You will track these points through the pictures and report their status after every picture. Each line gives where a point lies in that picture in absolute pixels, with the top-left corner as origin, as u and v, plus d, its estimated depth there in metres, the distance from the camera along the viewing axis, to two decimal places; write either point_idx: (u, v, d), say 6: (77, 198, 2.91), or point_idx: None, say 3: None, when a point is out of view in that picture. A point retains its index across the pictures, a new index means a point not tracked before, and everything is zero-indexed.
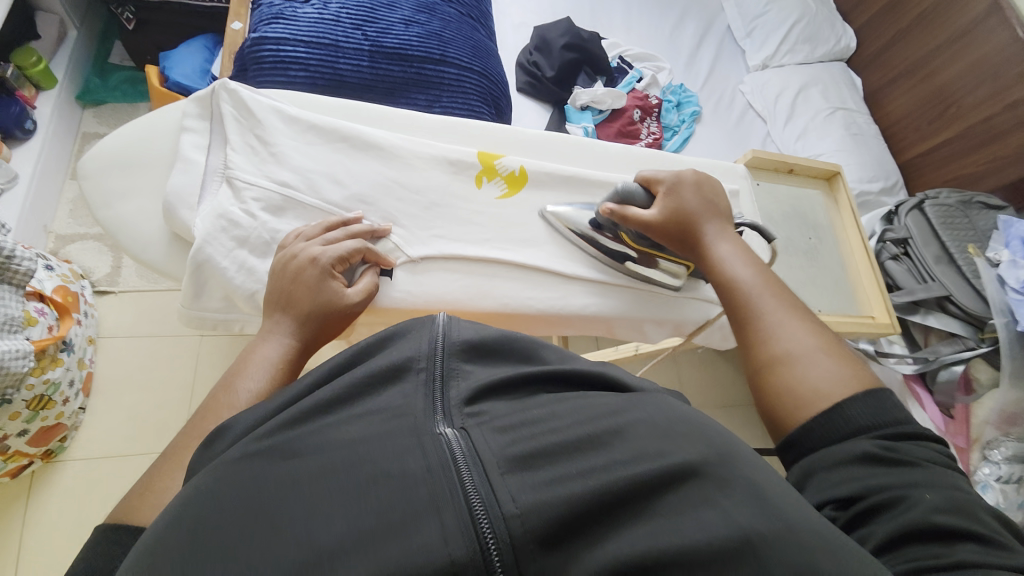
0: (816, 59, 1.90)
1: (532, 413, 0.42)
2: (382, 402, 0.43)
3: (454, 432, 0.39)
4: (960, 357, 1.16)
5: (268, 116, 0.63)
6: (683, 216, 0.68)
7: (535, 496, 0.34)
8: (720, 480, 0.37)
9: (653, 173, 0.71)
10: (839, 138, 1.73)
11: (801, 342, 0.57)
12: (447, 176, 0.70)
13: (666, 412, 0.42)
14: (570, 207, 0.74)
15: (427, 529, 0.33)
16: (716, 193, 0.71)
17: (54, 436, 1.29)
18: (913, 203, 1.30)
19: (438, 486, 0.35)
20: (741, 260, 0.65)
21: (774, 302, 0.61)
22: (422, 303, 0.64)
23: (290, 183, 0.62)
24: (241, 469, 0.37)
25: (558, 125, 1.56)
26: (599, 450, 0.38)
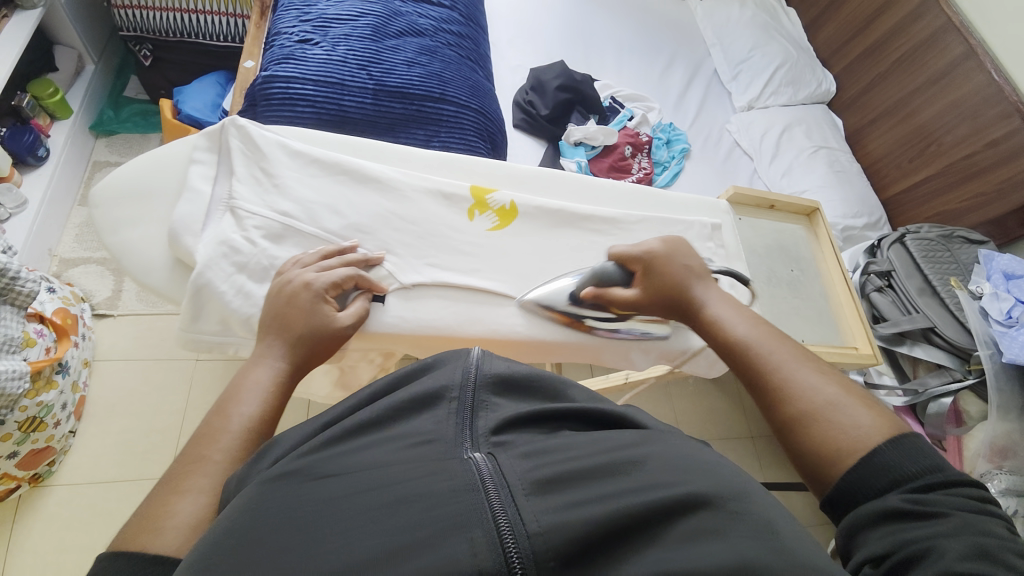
0: (799, 101, 1.99)
1: (554, 444, 0.46)
2: (417, 426, 0.48)
3: (481, 456, 0.43)
4: (947, 390, 1.16)
5: (273, 150, 0.68)
6: (665, 286, 0.70)
7: (553, 516, 0.37)
8: (729, 511, 0.39)
9: (626, 251, 0.73)
10: (822, 174, 1.79)
11: (814, 390, 0.56)
12: (442, 208, 0.74)
13: (681, 451, 0.46)
14: (541, 289, 0.73)
15: (457, 542, 0.35)
16: (688, 255, 0.73)
17: (43, 459, 1.28)
18: (894, 237, 1.34)
19: (465, 505, 0.38)
20: (732, 318, 0.66)
21: (779, 353, 0.61)
22: (413, 329, 0.66)
23: (291, 212, 0.65)
24: (272, 487, 0.41)
25: (553, 160, 1.63)
26: (617, 478, 0.41)
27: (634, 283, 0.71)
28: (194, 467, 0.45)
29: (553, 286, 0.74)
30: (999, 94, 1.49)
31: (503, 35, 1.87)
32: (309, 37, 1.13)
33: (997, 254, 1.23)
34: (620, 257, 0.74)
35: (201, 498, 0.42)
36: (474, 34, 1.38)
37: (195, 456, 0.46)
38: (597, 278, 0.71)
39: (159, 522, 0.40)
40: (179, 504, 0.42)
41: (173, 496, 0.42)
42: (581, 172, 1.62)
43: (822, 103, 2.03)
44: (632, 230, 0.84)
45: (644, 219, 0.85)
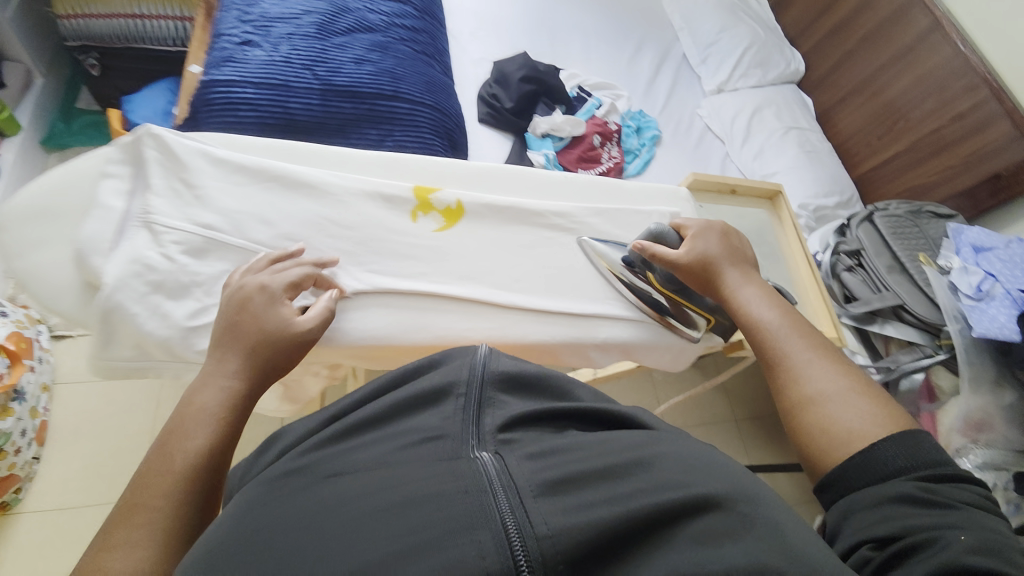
0: (769, 82, 1.97)
1: (563, 442, 0.47)
2: (425, 425, 0.48)
3: (489, 456, 0.44)
4: (919, 365, 1.16)
5: (194, 158, 0.65)
6: (710, 257, 0.71)
7: (564, 517, 0.38)
8: (742, 514, 0.41)
9: (684, 221, 0.76)
10: (793, 155, 1.78)
11: (835, 380, 0.56)
12: (382, 211, 0.71)
13: (689, 451, 0.47)
14: (605, 244, 0.80)
15: (466, 545, 0.36)
16: (739, 240, 0.75)
17: (4, 489, 1.24)
18: (863, 215, 1.33)
19: (472, 507, 0.39)
20: (768, 301, 0.67)
21: (809, 341, 0.61)
22: (351, 341, 0.63)
23: (214, 224, 0.62)
24: (281, 485, 0.44)
25: (519, 153, 1.59)
26: (626, 479, 0.43)
27: (685, 243, 0.73)
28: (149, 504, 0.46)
29: (611, 248, 0.79)
30: (966, 66, 1.48)
31: (465, 27, 1.82)
32: (250, 37, 1.08)
33: (966, 227, 1.22)
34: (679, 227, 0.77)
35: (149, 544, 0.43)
36: (430, 28, 1.34)
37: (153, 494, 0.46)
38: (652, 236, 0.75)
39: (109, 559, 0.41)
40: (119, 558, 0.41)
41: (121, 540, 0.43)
42: (549, 164, 1.59)
43: (792, 83, 2.01)
44: (586, 223, 0.81)
45: (600, 211, 0.83)
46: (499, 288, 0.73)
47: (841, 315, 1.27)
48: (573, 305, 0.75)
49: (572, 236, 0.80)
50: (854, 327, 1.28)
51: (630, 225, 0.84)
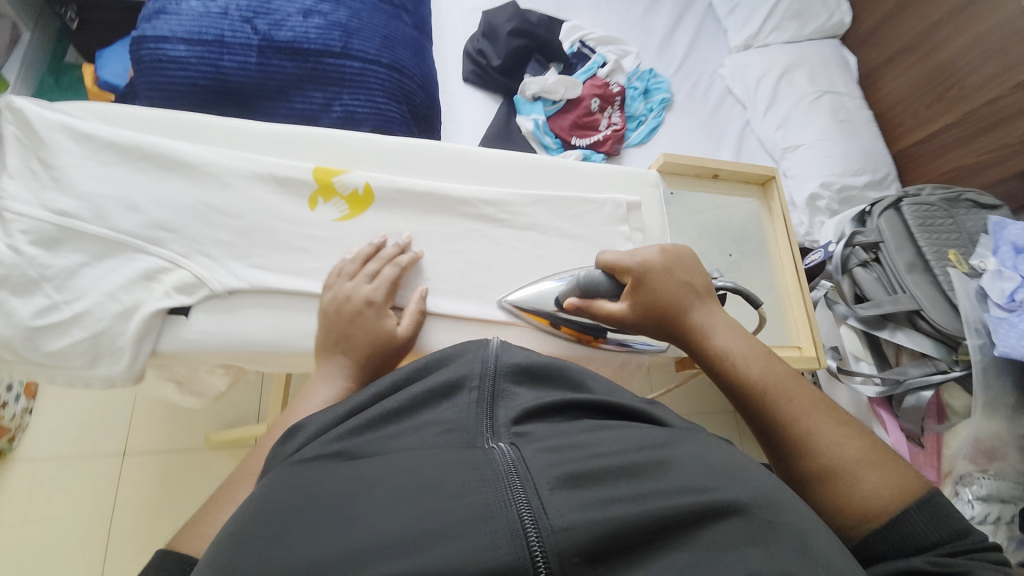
0: (805, 37, 1.71)
1: (579, 437, 0.42)
2: (438, 414, 0.44)
3: (506, 448, 0.40)
4: (929, 381, 0.99)
5: (56, 135, 0.58)
6: (659, 311, 0.60)
7: (583, 515, 0.34)
8: (764, 521, 0.36)
9: (618, 260, 0.62)
10: (824, 125, 1.54)
11: (835, 442, 0.49)
12: (274, 196, 0.62)
13: (711, 450, 0.43)
14: (524, 291, 0.67)
15: (477, 537, 0.33)
16: (690, 269, 0.63)
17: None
18: (889, 202, 1.14)
19: (484, 497, 0.35)
20: (739, 348, 0.57)
21: (795, 392, 0.53)
22: (224, 346, 0.57)
23: (70, 210, 0.56)
24: (297, 472, 0.40)
25: (506, 117, 1.44)
26: (644, 479, 0.38)
27: (626, 296, 0.61)
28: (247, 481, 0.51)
29: (536, 287, 0.67)
30: None
31: None
32: None
33: (1010, 221, 1.03)
34: (609, 265, 0.62)
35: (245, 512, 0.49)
36: None
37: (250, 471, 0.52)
38: (582, 289, 0.63)
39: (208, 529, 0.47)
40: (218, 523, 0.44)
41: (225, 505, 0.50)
42: (539, 131, 1.43)
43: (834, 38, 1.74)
44: (522, 213, 0.71)
45: (539, 200, 0.72)
46: (403, 287, 0.64)
47: (847, 317, 1.11)
48: (489, 311, 0.66)
49: (503, 228, 0.70)
50: (861, 331, 1.12)
51: (576, 216, 0.73)
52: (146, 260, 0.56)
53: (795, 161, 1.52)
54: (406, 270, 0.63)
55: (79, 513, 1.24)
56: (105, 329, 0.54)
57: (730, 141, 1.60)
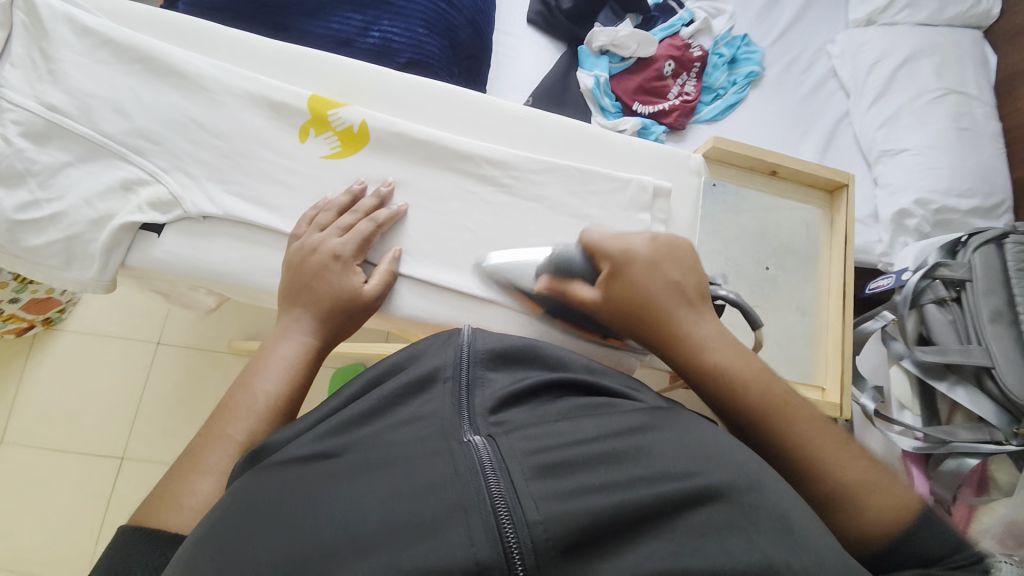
0: (941, 23, 1.41)
1: (556, 426, 0.39)
2: (414, 408, 0.42)
3: (482, 439, 0.37)
4: (979, 450, 0.85)
5: (57, 26, 0.57)
6: (637, 316, 0.53)
7: (556, 508, 0.33)
8: (745, 506, 0.35)
9: (599, 241, 0.56)
10: (941, 130, 1.28)
11: (838, 465, 0.44)
12: (264, 121, 0.59)
13: (695, 431, 0.40)
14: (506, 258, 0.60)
15: (454, 530, 0.32)
16: (683, 268, 0.55)
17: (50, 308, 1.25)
18: (992, 234, 0.94)
19: (462, 489, 0.34)
20: (731, 356, 0.50)
21: (797, 410, 0.47)
22: (191, 271, 0.56)
23: (60, 106, 0.55)
24: (275, 471, 0.38)
25: (565, 69, 1.30)
26: (622, 465, 0.36)
27: (599, 283, 0.55)
28: (216, 445, 0.46)
29: (523, 257, 0.60)
30: None
31: None
32: None
33: None
34: (590, 245, 0.57)
35: (222, 480, 0.44)
36: None
37: (217, 433, 0.47)
38: (556, 268, 0.57)
39: (181, 499, 0.42)
40: (199, 484, 0.43)
41: (193, 474, 0.44)
42: (598, 89, 1.29)
43: (974, 31, 1.43)
44: (529, 180, 0.63)
45: (550, 168, 0.64)
46: (378, 244, 0.60)
47: (903, 357, 0.95)
48: (468, 282, 0.61)
49: (504, 194, 0.63)
50: (914, 376, 0.95)
51: (591, 193, 0.64)
52: (127, 169, 0.55)
53: (891, 169, 1.29)
54: (383, 229, 0.59)
55: (115, 388, 1.34)
56: (78, 234, 0.54)
57: (819, 132, 1.38)
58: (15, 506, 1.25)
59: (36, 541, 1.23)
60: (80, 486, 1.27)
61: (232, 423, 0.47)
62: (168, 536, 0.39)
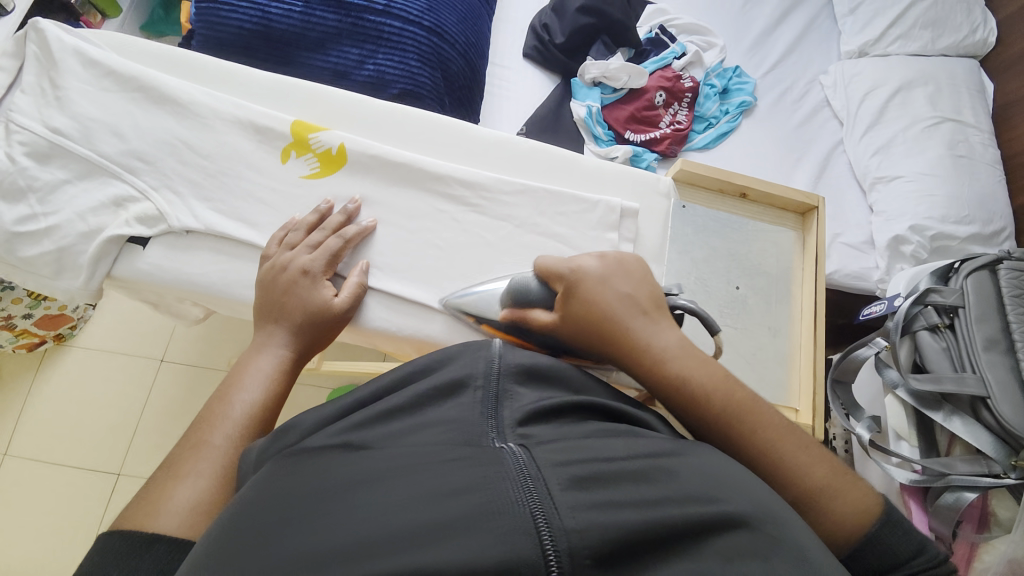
0: (935, 53, 1.43)
1: (584, 443, 0.39)
2: (441, 413, 0.42)
3: (515, 445, 0.37)
4: (978, 485, 0.80)
5: (67, 58, 0.64)
6: (593, 335, 0.53)
7: (593, 517, 0.32)
8: (770, 536, 0.34)
9: (550, 265, 0.57)
10: (935, 158, 1.28)
11: (804, 471, 0.46)
12: (249, 144, 0.64)
13: (715, 461, 0.40)
14: (473, 294, 0.61)
15: (491, 531, 0.30)
16: (634, 280, 0.55)
17: (60, 324, 1.30)
18: (985, 261, 0.92)
19: (501, 492, 0.33)
20: (693, 362, 0.49)
21: (762, 419, 0.47)
22: (172, 282, 0.59)
23: (63, 129, 0.60)
24: (305, 466, 0.37)
25: (558, 100, 1.35)
26: (651, 484, 0.36)
27: (556, 308, 0.56)
28: (195, 452, 0.47)
29: (487, 288, 0.62)
30: None
31: None
32: None
33: None
34: (545, 272, 0.58)
35: (201, 483, 0.45)
36: None
37: (196, 442, 0.48)
38: (515, 297, 0.59)
39: (161, 504, 0.43)
40: (178, 489, 0.44)
41: (173, 480, 0.45)
42: (590, 119, 1.32)
43: (971, 59, 1.46)
44: (499, 201, 0.67)
45: (520, 189, 0.67)
46: (348, 259, 0.63)
47: (897, 386, 0.89)
48: (436, 298, 0.63)
49: (474, 213, 0.66)
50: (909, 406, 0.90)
51: (559, 214, 0.67)
52: (119, 186, 0.60)
53: (886, 196, 1.28)
54: (351, 244, 0.62)
55: (117, 402, 1.38)
56: (69, 246, 0.57)
57: (813, 160, 1.38)
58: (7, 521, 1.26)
59: (26, 555, 1.24)
60: (75, 500, 1.28)
61: (210, 431, 0.49)
62: (144, 536, 0.40)
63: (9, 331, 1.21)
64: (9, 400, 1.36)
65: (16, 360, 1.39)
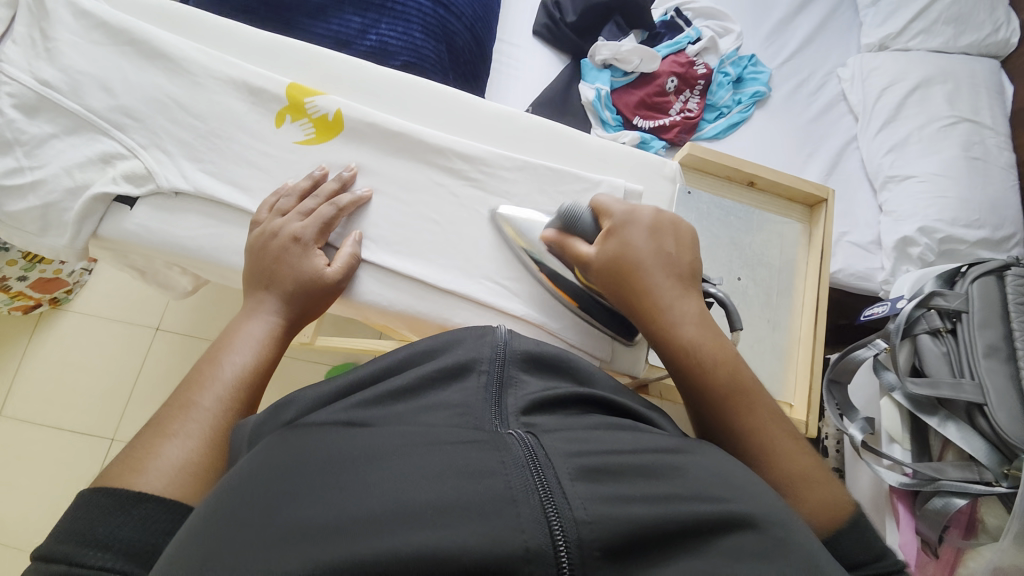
0: (956, 50, 1.39)
1: (592, 435, 0.38)
2: (446, 396, 0.41)
3: (522, 431, 0.37)
4: (968, 490, 0.79)
5: (58, 8, 0.62)
6: (620, 283, 0.54)
7: (604, 509, 0.32)
8: (779, 539, 0.32)
9: (607, 204, 0.58)
10: (949, 158, 1.25)
11: (783, 457, 0.47)
12: (243, 105, 0.62)
13: (724, 459, 0.39)
14: (522, 215, 0.62)
15: (505, 522, 0.30)
16: (679, 242, 0.56)
17: (56, 288, 1.29)
18: (994, 266, 0.90)
19: (512, 481, 0.32)
20: (710, 334, 0.51)
21: (757, 400, 0.49)
22: (159, 244, 0.57)
23: (51, 82, 0.58)
24: (308, 438, 0.36)
25: (567, 81, 1.31)
26: (662, 480, 0.35)
27: (598, 239, 0.57)
28: (184, 412, 0.47)
29: (535, 215, 0.62)
30: None
31: None
32: None
33: None
34: (598, 210, 0.59)
35: (188, 443, 0.45)
36: None
37: (185, 402, 0.48)
38: (564, 223, 0.59)
39: (147, 462, 0.43)
40: (162, 449, 0.44)
41: (159, 439, 0.44)
42: (599, 102, 1.29)
43: (992, 59, 1.41)
44: (500, 177, 0.65)
45: (522, 165, 0.65)
46: (341, 227, 0.61)
47: (893, 390, 0.88)
48: (430, 273, 0.62)
49: (473, 188, 0.64)
50: (905, 410, 0.89)
51: (561, 192, 0.65)
52: (107, 143, 0.58)
53: (897, 196, 1.26)
54: (345, 213, 0.60)
55: (112, 368, 1.37)
56: (54, 202, 0.56)
57: (825, 155, 1.35)
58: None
59: (18, 514, 1.25)
60: (68, 463, 1.29)
61: (199, 392, 0.48)
62: (129, 496, 0.39)
63: (4, 292, 1.20)
64: (4, 361, 1.36)
65: (11, 322, 1.39)
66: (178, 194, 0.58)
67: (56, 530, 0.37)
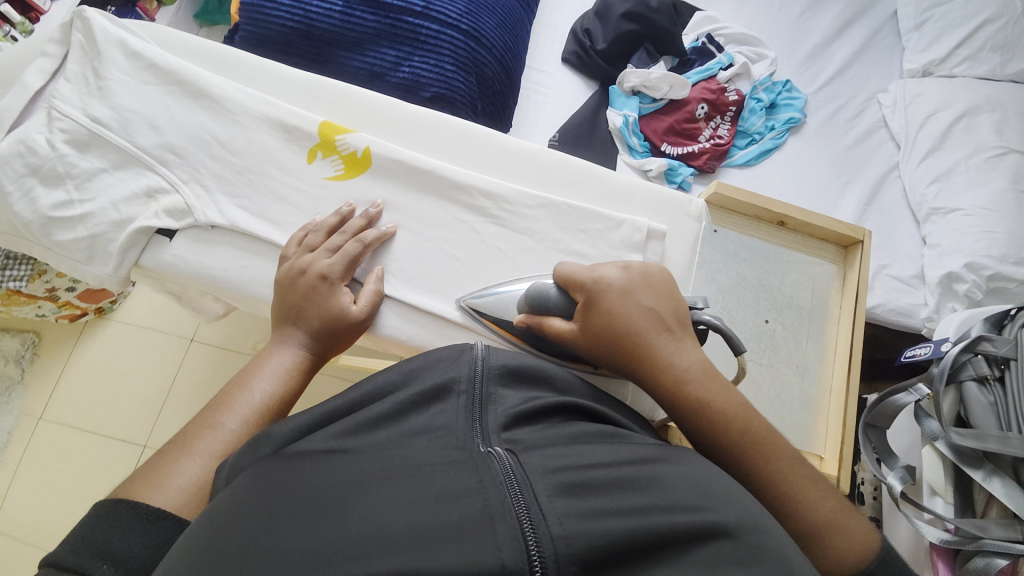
0: (1004, 78, 1.32)
1: (569, 452, 0.38)
2: (429, 419, 0.42)
3: (501, 450, 0.37)
4: (1010, 549, 0.72)
5: (111, 49, 0.66)
6: (614, 346, 0.53)
7: (582, 526, 0.32)
8: (752, 546, 0.33)
9: (572, 272, 0.56)
10: (999, 190, 1.18)
11: (808, 504, 0.46)
12: (278, 142, 0.65)
13: (704, 470, 0.39)
14: (487, 295, 0.61)
15: (478, 538, 0.30)
16: (657, 294, 0.55)
17: (102, 298, 1.36)
18: None
19: (488, 498, 0.33)
20: (706, 385, 0.50)
21: (771, 450, 0.48)
22: (193, 273, 0.61)
23: (103, 119, 0.63)
24: (296, 464, 0.37)
25: (594, 108, 1.32)
26: (640, 492, 0.35)
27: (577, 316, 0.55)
28: (209, 433, 0.48)
29: (502, 292, 0.61)
30: None
31: None
32: None
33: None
34: (565, 278, 0.57)
35: (209, 463, 0.46)
36: None
37: (210, 422, 0.49)
38: (532, 304, 0.58)
39: (168, 480, 0.44)
40: (181, 466, 0.45)
41: (183, 455, 0.46)
42: (626, 128, 1.28)
43: None
44: (521, 214, 0.65)
45: (544, 204, 0.65)
46: (366, 263, 0.63)
47: (936, 439, 0.82)
48: (448, 307, 0.62)
49: (494, 225, 0.65)
50: (948, 461, 0.83)
51: (582, 231, 0.65)
52: (151, 178, 0.62)
53: (941, 229, 1.19)
54: (371, 248, 0.61)
55: (149, 377, 1.43)
56: (101, 234, 0.60)
57: (863, 184, 1.30)
58: (40, 479, 1.34)
59: (53, 514, 1.31)
60: (103, 466, 1.35)
61: (226, 414, 0.50)
62: (149, 512, 0.40)
63: (53, 302, 1.26)
64: (52, 365, 1.44)
65: (59, 328, 1.47)
66: (213, 224, 0.61)
67: (71, 538, 0.37)
